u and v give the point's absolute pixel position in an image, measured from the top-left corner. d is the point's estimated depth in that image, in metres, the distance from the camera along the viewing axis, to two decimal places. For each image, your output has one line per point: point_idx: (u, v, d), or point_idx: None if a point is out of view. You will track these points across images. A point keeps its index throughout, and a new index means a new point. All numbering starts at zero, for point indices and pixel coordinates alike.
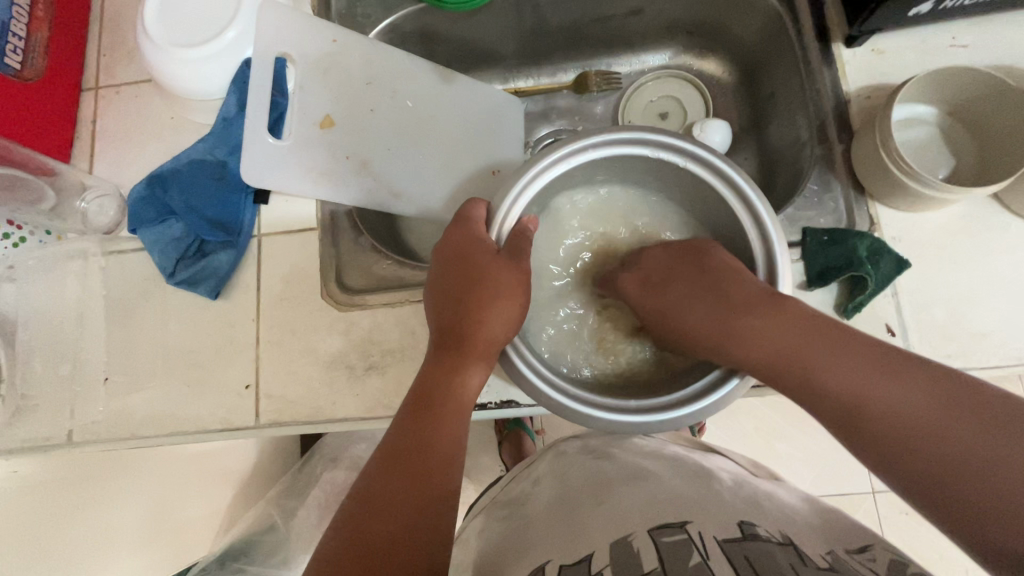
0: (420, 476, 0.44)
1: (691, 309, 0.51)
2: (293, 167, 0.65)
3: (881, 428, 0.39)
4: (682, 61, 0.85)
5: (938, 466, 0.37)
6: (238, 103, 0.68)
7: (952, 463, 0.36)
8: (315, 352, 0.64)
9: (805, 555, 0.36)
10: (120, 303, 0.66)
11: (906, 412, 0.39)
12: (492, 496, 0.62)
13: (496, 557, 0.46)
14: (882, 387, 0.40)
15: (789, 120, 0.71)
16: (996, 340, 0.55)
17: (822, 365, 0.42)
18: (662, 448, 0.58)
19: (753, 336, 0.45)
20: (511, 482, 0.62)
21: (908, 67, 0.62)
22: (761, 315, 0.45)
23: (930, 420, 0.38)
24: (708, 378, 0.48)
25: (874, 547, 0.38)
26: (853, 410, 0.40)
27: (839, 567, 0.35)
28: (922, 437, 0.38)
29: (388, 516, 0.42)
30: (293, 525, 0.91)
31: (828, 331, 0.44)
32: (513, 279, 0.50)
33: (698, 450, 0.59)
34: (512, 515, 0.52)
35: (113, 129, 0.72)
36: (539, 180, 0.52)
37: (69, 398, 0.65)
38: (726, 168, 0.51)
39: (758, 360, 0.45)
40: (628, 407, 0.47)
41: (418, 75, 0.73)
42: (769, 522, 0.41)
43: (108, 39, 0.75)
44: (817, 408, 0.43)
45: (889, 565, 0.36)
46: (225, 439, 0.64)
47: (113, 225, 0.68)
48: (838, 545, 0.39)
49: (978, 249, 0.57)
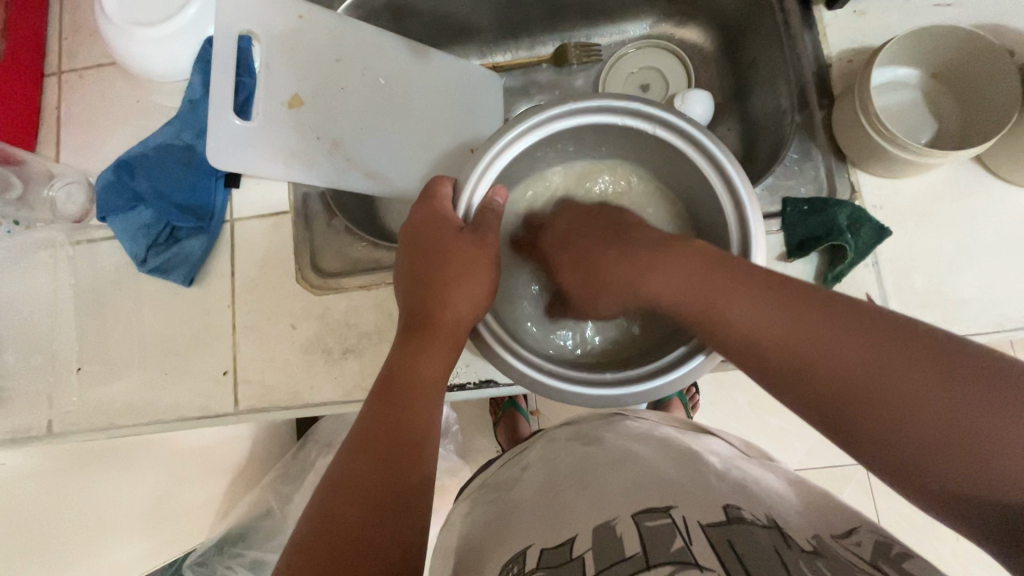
0: (392, 459, 0.43)
1: (609, 261, 0.49)
2: (262, 149, 0.63)
3: (810, 374, 0.37)
4: (662, 31, 0.82)
5: (864, 406, 0.35)
6: (202, 84, 0.66)
7: (889, 406, 0.34)
8: (294, 337, 0.63)
9: (789, 539, 0.36)
10: (91, 293, 0.65)
11: (832, 355, 0.36)
12: (482, 478, 0.61)
13: (479, 546, 0.46)
14: (819, 335, 0.37)
15: (769, 88, 0.69)
16: (978, 306, 0.54)
17: (751, 313, 0.40)
18: (652, 431, 0.56)
19: (682, 290, 0.43)
20: (500, 466, 0.61)
21: (892, 29, 0.60)
22: (681, 268, 0.44)
23: (868, 359, 0.35)
24: (682, 349, 0.48)
25: (859, 531, 0.38)
26: (790, 357, 0.38)
27: (822, 551, 0.35)
28: (854, 380, 0.35)
29: (357, 501, 0.41)
30: (290, 508, 0.90)
31: (747, 277, 0.41)
32: (476, 263, 0.49)
33: (689, 432, 0.57)
34: (499, 501, 0.51)
35: (78, 115, 0.70)
36: (507, 152, 0.50)
37: (46, 389, 0.64)
38: (701, 138, 0.49)
39: (691, 315, 0.43)
40: (606, 380, 0.47)
41: (389, 51, 0.71)
42: (756, 506, 0.41)
43: (69, 20, 0.73)
44: (749, 360, 0.40)
45: (874, 547, 0.35)
46: (204, 426, 0.63)
47: (82, 214, 0.67)
48: (824, 530, 0.38)
49: (961, 214, 0.56)
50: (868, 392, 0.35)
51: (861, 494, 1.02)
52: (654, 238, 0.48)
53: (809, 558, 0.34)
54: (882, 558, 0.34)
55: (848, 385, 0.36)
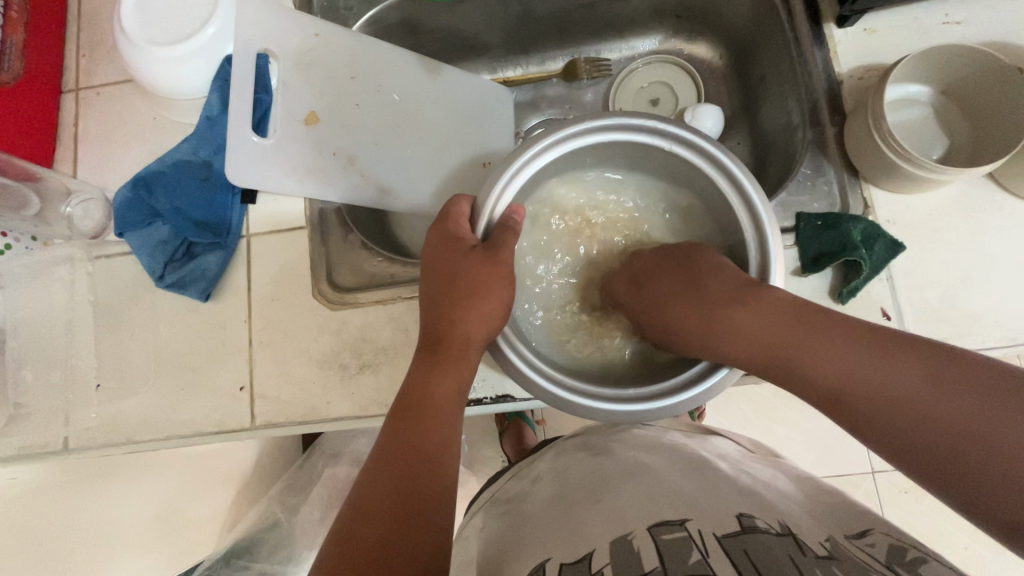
0: (410, 478, 0.44)
1: (672, 302, 0.51)
2: (279, 166, 0.64)
3: (875, 412, 0.39)
4: (671, 46, 0.83)
5: (933, 444, 0.36)
6: (220, 101, 0.67)
7: (917, 425, 0.37)
8: (310, 351, 0.63)
9: (804, 545, 0.36)
10: (108, 308, 0.66)
11: (897, 391, 0.38)
12: (492, 492, 0.61)
13: (498, 553, 0.46)
14: (884, 373, 0.39)
15: (780, 103, 0.69)
16: (992, 320, 0.55)
17: (813, 352, 0.42)
18: (661, 438, 0.56)
19: (743, 329, 0.45)
20: (511, 479, 0.61)
21: (902, 46, 0.61)
22: (741, 309, 0.45)
23: (936, 400, 0.37)
24: (700, 366, 0.48)
25: (873, 533, 0.38)
26: (823, 379, 0.41)
27: (837, 555, 0.35)
28: (883, 402, 0.38)
29: (376, 520, 0.41)
30: (297, 522, 0.92)
31: (807, 317, 0.43)
32: (488, 282, 0.49)
33: (699, 434, 0.58)
34: (511, 512, 0.51)
35: (96, 131, 0.71)
36: (524, 170, 0.51)
37: (62, 404, 0.64)
38: (718, 154, 0.50)
39: (750, 356, 0.45)
40: (626, 395, 0.47)
41: (404, 68, 0.72)
42: (768, 513, 0.41)
43: (87, 38, 0.73)
44: (812, 397, 0.42)
45: (889, 550, 0.36)
46: (220, 441, 0.64)
47: (99, 229, 0.67)
48: (839, 532, 0.38)
49: (973, 229, 0.56)
50: (936, 431, 0.36)
51: (870, 503, 1.02)
52: (726, 276, 0.48)
53: (825, 565, 0.34)
54: (897, 562, 0.34)
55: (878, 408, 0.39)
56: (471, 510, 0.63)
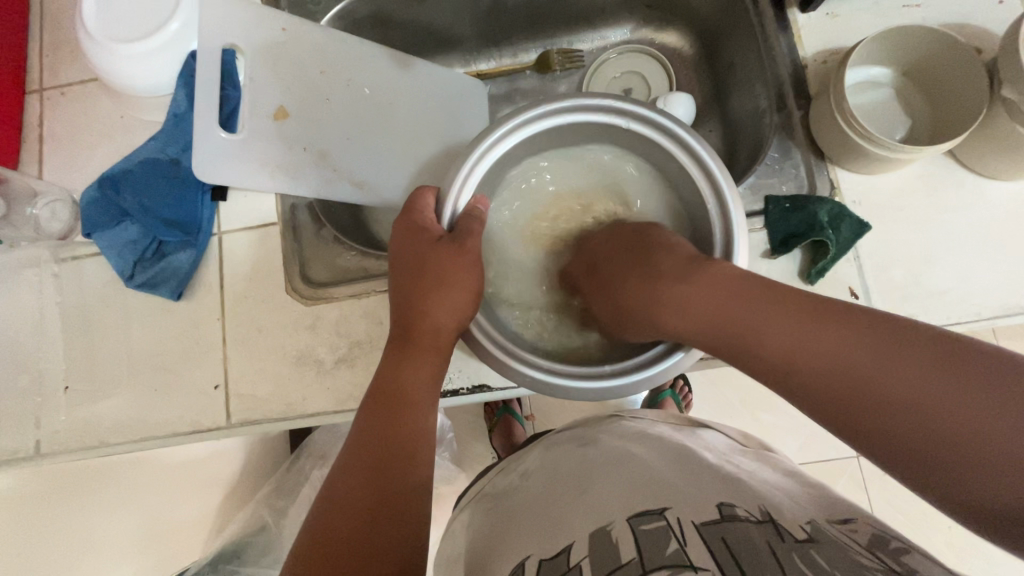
0: (385, 471, 0.43)
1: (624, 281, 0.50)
2: (249, 161, 0.63)
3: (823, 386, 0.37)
4: (643, 35, 0.84)
5: (887, 417, 0.35)
6: (187, 98, 0.67)
7: (909, 415, 0.34)
8: (284, 348, 0.63)
9: (784, 530, 0.36)
10: (77, 310, 0.65)
11: (845, 361, 0.36)
12: (480, 486, 0.61)
13: (483, 553, 0.46)
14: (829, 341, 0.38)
15: (748, 89, 0.70)
16: (958, 296, 0.55)
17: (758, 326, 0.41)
18: (649, 429, 0.56)
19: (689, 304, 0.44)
20: (498, 474, 0.61)
21: (863, 29, 0.62)
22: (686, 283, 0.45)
23: (882, 370, 0.35)
24: (665, 344, 0.49)
25: (856, 521, 0.38)
26: (791, 355, 0.39)
27: (817, 538, 0.35)
28: (871, 395, 0.35)
29: (352, 515, 0.41)
30: (285, 524, 0.89)
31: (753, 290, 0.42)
32: (459, 270, 0.49)
33: (686, 428, 0.58)
34: (497, 510, 0.51)
35: (62, 132, 0.70)
36: (490, 155, 0.51)
37: (33, 408, 0.63)
38: (680, 132, 0.50)
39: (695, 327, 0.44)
40: (604, 372, 0.48)
41: (373, 62, 0.72)
42: (748, 500, 0.41)
43: (50, 38, 0.72)
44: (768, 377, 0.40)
45: (871, 537, 0.36)
46: (196, 442, 0.63)
47: (68, 230, 0.66)
48: (821, 518, 0.39)
49: (937, 207, 0.57)
50: (884, 402, 0.35)
51: (854, 486, 1.03)
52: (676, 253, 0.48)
53: (802, 549, 0.34)
54: (879, 548, 0.34)
55: (865, 399, 0.35)
56: (459, 504, 0.63)
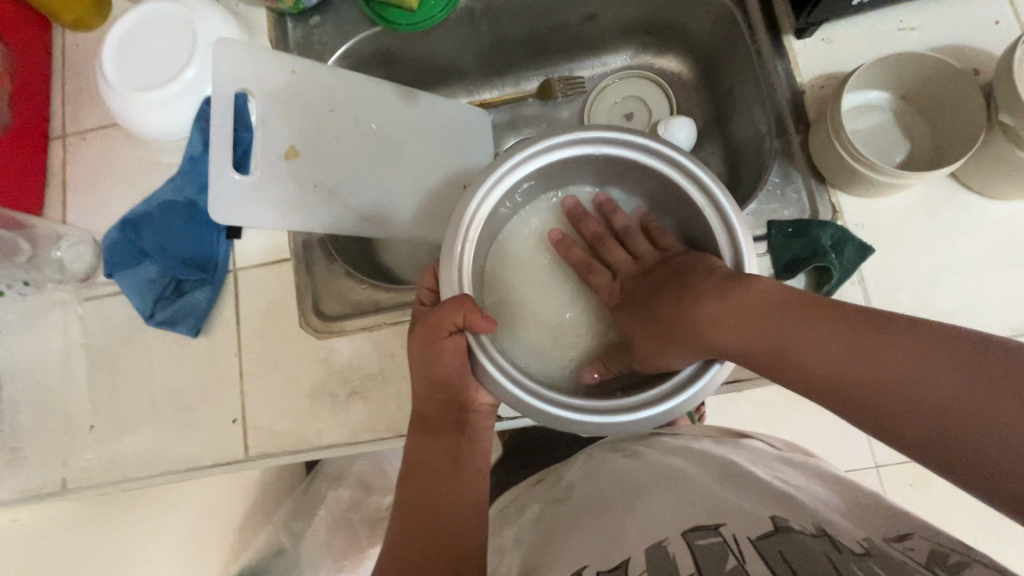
0: (428, 541, 0.49)
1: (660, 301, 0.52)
2: (263, 203, 0.65)
3: (847, 386, 0.41)
4: (643, 61, 0.85)
5: (910, 414, 0.38)
6: (202, 142, 0.69)
7: (937, 422, 0.37)
8: (299, 382, 0.64)
9: (840, 544, 0.36)
10: (101, 348, 0.67)
11: (869, 364, 0.40)
12: (527, 497, 0.65)
13: (532, 559, 0.49)
14: (856, 345, 0.41)
15: (747, 114, 0.71)
16: (963, 318, 0.55)
17: (788, 336, 0.44)
18: (692, 443, 0.59)
19: (720, 322, 0.46)
20: (542, 484, 0.65)
21: (862, 54, 0.62)
22: (717, 300, 0.46)
23: (907, 370, 0.38)
24: (688, 369, 0.48)
25: (914, 538, 0.37)
26: (817, 367, 0.42)
27: (873, 554, 0.35)
28: (899, 393, 0.38)
29: (404, 574, 0.47)
30: (303, 547, 0.94)
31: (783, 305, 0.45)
32: (456, 339, 0.50)
33: (727, 438, 0.60)
34: (548, 519, 0.54)
35: (84, 176, 0.73)
36: (497, 192, 0.52)
37: (59, 446, 0.66)
38: (681, 162, 0.51)
39: (723, 345, 0.46)
40: (626, 404, 0.47)
41: (381, 99, 0.74)
42: (800, 514, 0.41)
43: (72, 86, 0.76)
44: (799, 381, 0.43)
45: (931, 553, 0.34)
46: (214, 475, 0.65)
47: (89, 272, 0.68)
48: (878, 536, 0.37)
49: (940, 229, 0.58)
50: (909, 398, 0.38)
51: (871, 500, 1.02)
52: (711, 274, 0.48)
53: (859, 561, 0.34)
54: (940, 562, 0.33)
55: (895, 398, 0.38)
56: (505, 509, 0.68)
